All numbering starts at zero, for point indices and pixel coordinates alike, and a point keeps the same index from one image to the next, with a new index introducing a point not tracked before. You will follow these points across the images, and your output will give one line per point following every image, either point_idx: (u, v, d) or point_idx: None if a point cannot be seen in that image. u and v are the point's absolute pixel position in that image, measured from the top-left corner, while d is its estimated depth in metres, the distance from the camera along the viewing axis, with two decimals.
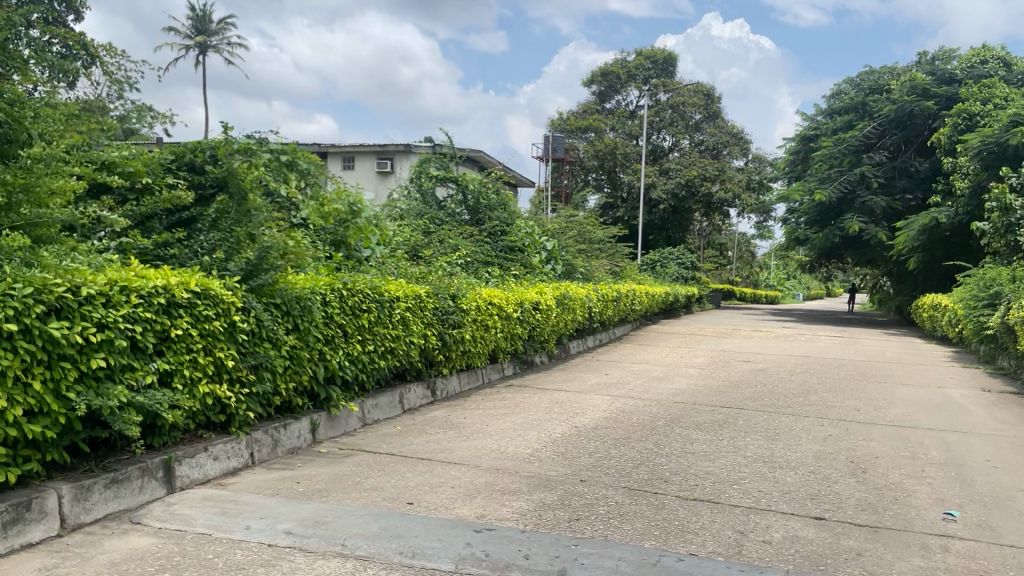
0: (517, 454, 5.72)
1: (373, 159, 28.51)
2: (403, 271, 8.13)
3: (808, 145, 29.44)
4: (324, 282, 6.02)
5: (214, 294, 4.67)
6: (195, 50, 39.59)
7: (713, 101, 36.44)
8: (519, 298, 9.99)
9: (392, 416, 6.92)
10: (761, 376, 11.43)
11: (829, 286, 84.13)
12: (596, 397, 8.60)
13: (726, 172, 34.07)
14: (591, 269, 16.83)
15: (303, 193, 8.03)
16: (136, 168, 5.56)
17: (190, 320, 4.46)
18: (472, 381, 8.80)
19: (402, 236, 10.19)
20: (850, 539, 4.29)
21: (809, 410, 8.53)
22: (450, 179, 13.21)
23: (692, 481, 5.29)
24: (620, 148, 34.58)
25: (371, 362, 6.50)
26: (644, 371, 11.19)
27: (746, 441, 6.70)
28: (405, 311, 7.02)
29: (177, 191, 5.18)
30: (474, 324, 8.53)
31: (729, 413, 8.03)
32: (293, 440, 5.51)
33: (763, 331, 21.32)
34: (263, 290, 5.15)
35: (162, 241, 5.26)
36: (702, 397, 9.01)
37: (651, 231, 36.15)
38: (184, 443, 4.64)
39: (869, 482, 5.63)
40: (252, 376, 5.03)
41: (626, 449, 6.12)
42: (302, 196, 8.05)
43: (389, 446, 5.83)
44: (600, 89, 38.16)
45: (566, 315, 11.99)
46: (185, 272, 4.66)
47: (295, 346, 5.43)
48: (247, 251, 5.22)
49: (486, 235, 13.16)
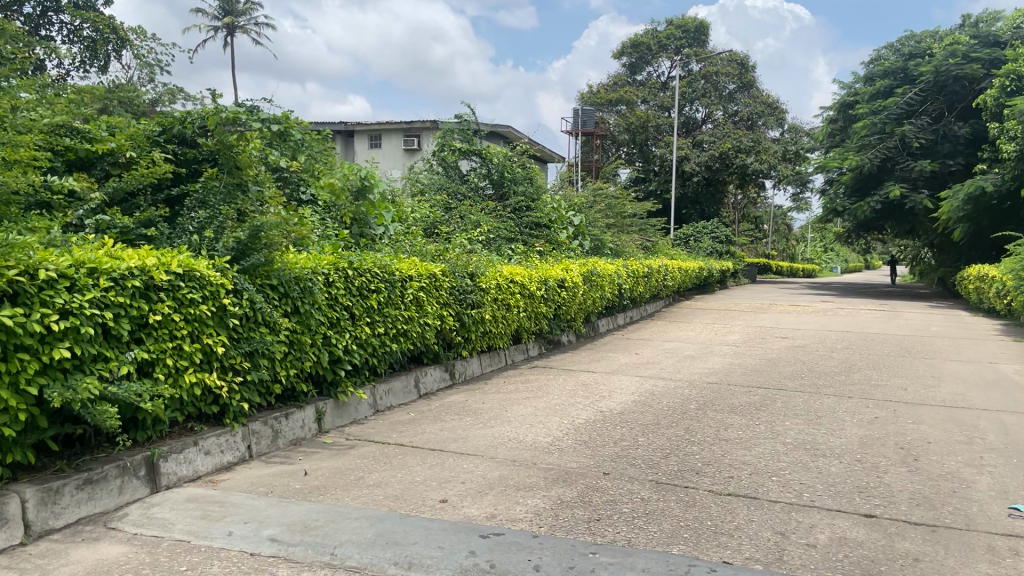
0: (536, 443, 5.30)
1: (399, 137, 28.14)
2: (418, 249, 7.73)
3: (846, 112, 28.43)
4: (327, 261, 5.62)
5: (200, 275, 4.30)
6: (223, 31, 39.38)
7: (747, 71, 35.41)
8: (544, 275, 9.55)
9: (406, 402, 6.55)
10: (800, 354, 10.88)
11: (868, 258, 82.28)
12: (625, 378, 8.15)
13: (762, 143, 33.10)
14: (621, 245, 16.31)
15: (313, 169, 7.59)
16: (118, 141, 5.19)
17: (172, 305, 4.10)
18: (494, 363, 8.40)
19: (420, 212, 9.77)
20: (905, 541, 3.82)
21: (852, 391, 7.99)
22: (473, 152, 12.76)
23: (726, 473, 4.82)
24: (652, 121, 33.77)
25: (382, 346, 6.11)
26: (677, 349, 10.70)
27: (786, 426, 6.21)
28: (418, 291, 6.61)
29: (159, 165, 4.81)
30: (495, 303, 8.11)
31: (766, 394, 7.53)
32: (296, 431, 5.15)
33: (801, 305, 20.63)
34: (257, 270, 4.78)
35: (146, 219, 4.90)
36: (737, 377, 8.51)
37: (685, 205, 35.34)
38: (172, 437, 4.31)
39: (923, 472, 5.11)
40: (247, 363, 4.67)
41: (655, 436, 5.67)
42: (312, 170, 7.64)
43: (399, 435, 5.45)
44: (630, 60, 37.25)
45: (595, 292, 11.51)
46: (167, 251, 4.30)
47: (295, 330, 5.06)
48: (237, 229, 4.84)
49: (511, 210, 12.71)
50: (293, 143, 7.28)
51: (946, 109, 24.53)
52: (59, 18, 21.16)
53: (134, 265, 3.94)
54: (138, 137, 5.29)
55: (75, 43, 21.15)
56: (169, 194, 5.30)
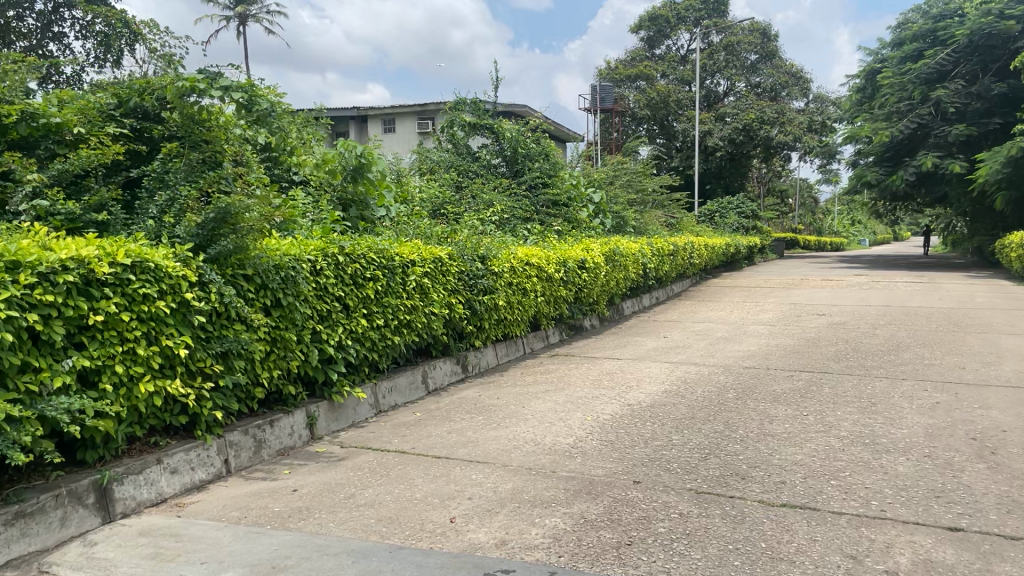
0: (555, 447, 4.65)
1: (413, 120, 27.53)
2: (422, 230, 7.12)
3: (874, 79, 27.36)
4: (315, 246, 5.00)
5: (155, 267, 3.70)
6: (234, 20, 38.76)
7: (769, 40, 34.36)
8: (562, 256, 8.88)
9: (413, 400, 5.93)
10: (840, 332, 10.13)
11: (897, 229, 80.29)
12: (653, 365, 7.47)
13: (786, 114, 32.00)
14: (644, 222, 15.57)
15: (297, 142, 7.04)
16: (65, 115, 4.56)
17: (121, 303, 3.51)
18: (511, 353, 7.76)
19: (428, 192, 9.14)
20: (1005, 563, 3.12)
21: (905, 372, 7.25)
22: (485, 127, 12.14)
23: (778, 477, 4.14)
24: (672, 95, 32.86)
25: (382, 339, 5.48)
26: (708, 331, 9.99)
27: (838, 417, 5.51)
28: (422, 278, 5.99)
29: (109, 143, 4.20)
30: (510, 288, 7.46)
31: (810, 380, 6.82)
32: (283, 440, 4.56)
33: (834, 280, 19.79)
34: (228, 259, 4.19)
35: (97, 203, 4.28)
36: (775, 360, 7.81)
37: (708, 180, 34.38)
38: (130, 455, 3.72)
39: (1006, 469, 4.39)
40: (219, 367, 4.07)
41: (690, 434, 4.99)
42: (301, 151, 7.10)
43: (401, 440, 4.82)
44: (649, 34, 36.22)
45: (618, 273, 10.83)
46: (114, 239, 3.70)
47: (278, 326, 4.46)
48: (202, 212, 4.23)
49: (526, 187, 12.04)
50: (281, 119, 6.75)
51: (980, 70, 23.32)
52: (72, 14, 20.80)
53: (68, 257, 3.34)
54: (90, 112, 4.68)
55: (87, 37, 20.72)
56: (126, 175, 4.69)
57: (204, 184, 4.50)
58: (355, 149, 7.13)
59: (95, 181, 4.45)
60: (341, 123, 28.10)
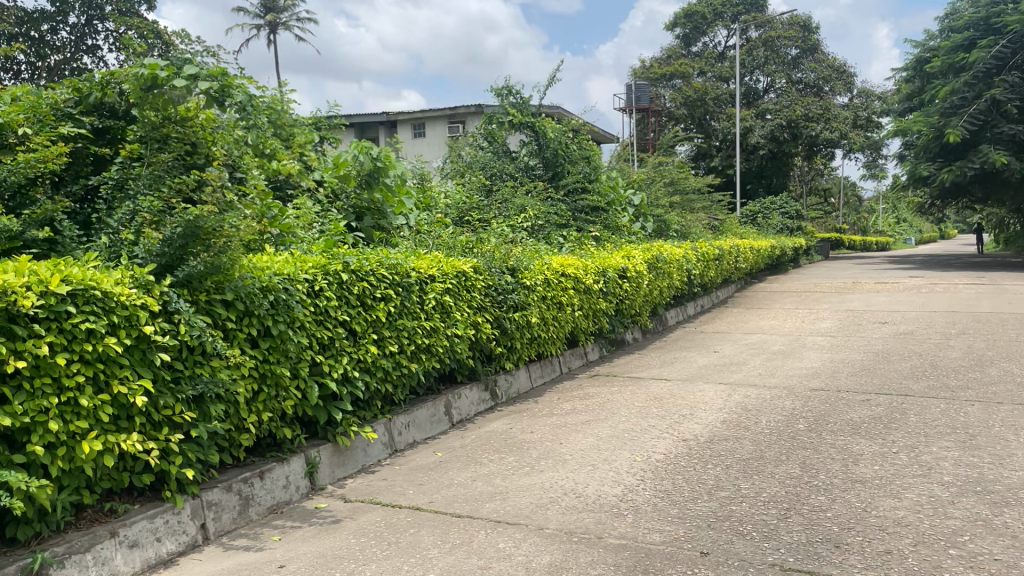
0: (600, 501, 3.86)
1: (443, 124, 26.89)
2: (446, 241, 6.42)
3: (921, 71, 26.15)
4: (314, 262, 4.29)
5: (104, 296, 3.00)
6: (266, 29, 38.51)
7: (811, 34, 33.17)
8: (601, 265, 8.08)
9: (433, 435, 5.18)
10: (909, 343, 9.20)
11: (944, 226, 77.92)
12: (708, 387, 6.64)
13: (831, 110, 30.78)
14: (687, 224, 14.68)
15: (292, 143, 6.32)
16: (9, 114, 3.92)
17: (57, 342, 2.82)
18: (545, 374, 7.00)
19: (453, 197, 8.42)
20: None
21: (998, 393, 6.33)
22: (525, 125, 11.30)
23: (881, 547, 3.31)
24: (710, 93, 31.93)
25: (397, 368, 4.75)
26: (763, 344, 9.12)
27: (937, 456, 4.64)
28: (443, 295, 5.25)
29: (48, 143, 3.55)
30: (545, 303, 6.70)
31: (891, 405, 5.93)
32: (276, 494, 3.85)
33: (888, 282, 18.67)
34: (203, 280, 3.49)
35: (44, 217, 3.62)
36: (845, 380, 6.93)
37: (749, 180, 33.26)
38: (78, 527, 3.02)
39: None
40: (192, 413, 3.37)
41: (763, 481, 4.16)
42: (309, 156, 6.42)
43: (417, 492, 4.06)
44: (684, 31, 35.22)
45: (662, 281, 10.01)
46: (52, 262, 3.00)
47: (266, 359, 3.76)
48: (172, 226, 3.55)
49: (563, 190, 11.26)
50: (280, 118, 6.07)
51: None
52: (104, 26, 20.70)
53: None
54: (39, 110, 4.03)
55: (119, 50, 20.55)
56: (86, 184, 4.04)
57: (170, 194, 3.82)
58: (370, 151, 6.41)
59: (44, 190, 3.79)
60: (372, 129, 27.61)
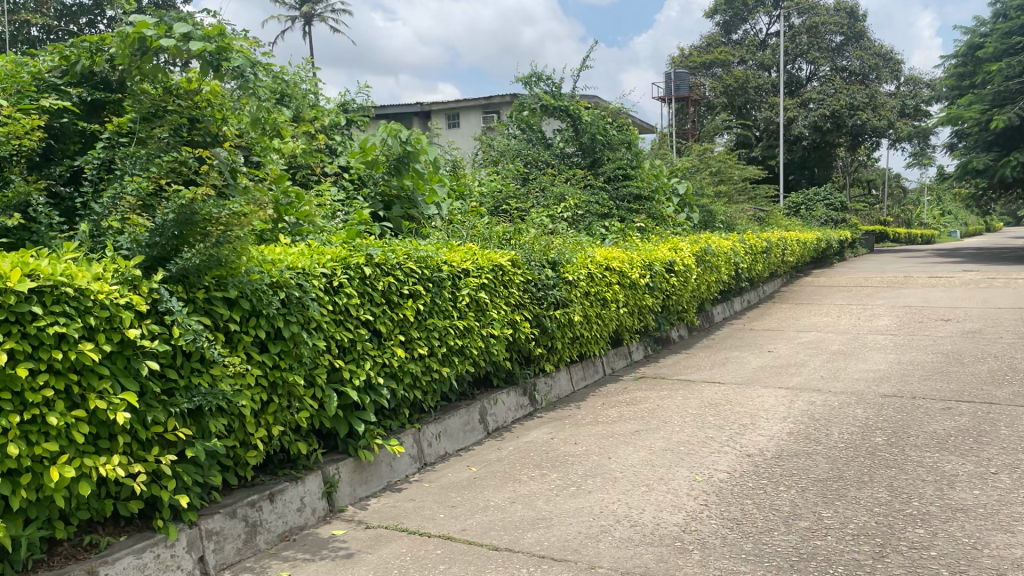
0: (659, 532, 3.33)
1: (478, 114, 26.41)
2: (481, 231, 5.92)
3: (974, 57, 25.02)
4: (333, 254, 3.81)
5: (78, 294, 2.55)
6: (301, 21, 38.31)
7: (857, 20, 32.05)
8: (648, 258, 7.51)
9: (467, 446, 4.69)
10: (979, 343, 8.49)
11: (991, 219, 75.78)
12: (766, 392, 6.05)
13: (878, 98, 29.72)
14: (733, 216, 14.01)
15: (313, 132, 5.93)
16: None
17: (20, 350, 2.36)
18: (588, 376, 6.49)
19: (488, 185, 7.91)
20: None
21: None
22: (559, 110, 10.73)
23: None
24: (750, 82, 31.08)
25: (427, 372, 4.26)
26: (821, 344, 8.49)
27: None
28: (478, 291, 4.75)
29: (17, 117, 3.21)
30: (588, 300, 6.17)
31: (976, 415, 5.31)
32: (288, 518, 3.37)
33: (943, 276, 17.79)
34: (201, 276, 3.02)
35: (20, 202, 3.24)
36: (918, 385, 6.29)
37: (792, 170, 32.30)
38: (47, 566, 2.56)
39: None
40: (188, 429, 2.90)
41: (846, 509, 3.60)
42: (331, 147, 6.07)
43: (448, 516, 3.57)
44: (725, 19, 34.29)
45: (710, 275, 9.40)
46: (19, 254, 2.56)
47: (278, 365, 3.28)
48: (167, 212, 3.10)
49: (604, 180, 10.67)
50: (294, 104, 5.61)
51: None
52: None
53: None
54: (19, 81, 3.73)
55: None
56: (70, 166, 3.77)
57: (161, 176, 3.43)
58: (400, 133, 5.84)
59: (22, 171, 3.44)
60: (405, 120, 27.22)
